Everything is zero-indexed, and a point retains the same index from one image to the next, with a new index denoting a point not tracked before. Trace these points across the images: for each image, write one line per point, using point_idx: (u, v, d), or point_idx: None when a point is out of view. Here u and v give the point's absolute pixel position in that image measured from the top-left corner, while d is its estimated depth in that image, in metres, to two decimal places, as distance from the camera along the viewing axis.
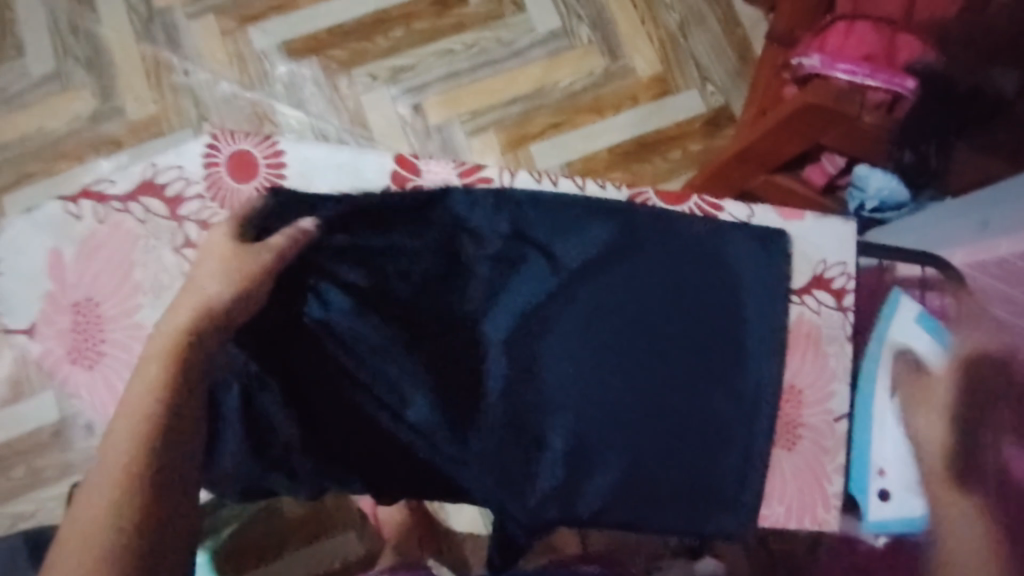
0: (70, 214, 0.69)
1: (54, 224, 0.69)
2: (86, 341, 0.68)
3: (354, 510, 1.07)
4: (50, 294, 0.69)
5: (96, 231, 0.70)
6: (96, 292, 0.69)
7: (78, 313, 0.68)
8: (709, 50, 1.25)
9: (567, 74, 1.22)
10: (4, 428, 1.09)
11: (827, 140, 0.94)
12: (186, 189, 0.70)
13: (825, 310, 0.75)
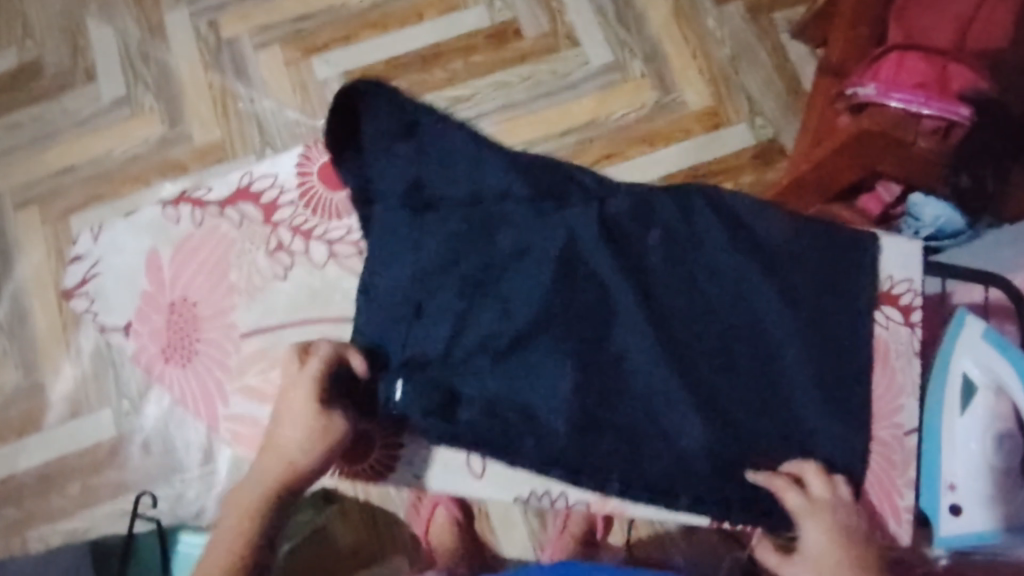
0: (168, 217, 0.90)
1: (154, 226, 0.90)
2: (181, 340, 0.87)
3: (406, 536, 1.09)
4: (148, 292, 0.89)
5: (192, 234, 0.89)
6: (191, 294, 0.88)
7: (175, 311, 0.88)
8: (761, 85, 1.29)
9: (620, 106, 1.27)
10: (60, 444, 1.10)
11: (880, 168, 0.96)
12: (279, 195, 0.89)
13: (892, 325, 0.82)
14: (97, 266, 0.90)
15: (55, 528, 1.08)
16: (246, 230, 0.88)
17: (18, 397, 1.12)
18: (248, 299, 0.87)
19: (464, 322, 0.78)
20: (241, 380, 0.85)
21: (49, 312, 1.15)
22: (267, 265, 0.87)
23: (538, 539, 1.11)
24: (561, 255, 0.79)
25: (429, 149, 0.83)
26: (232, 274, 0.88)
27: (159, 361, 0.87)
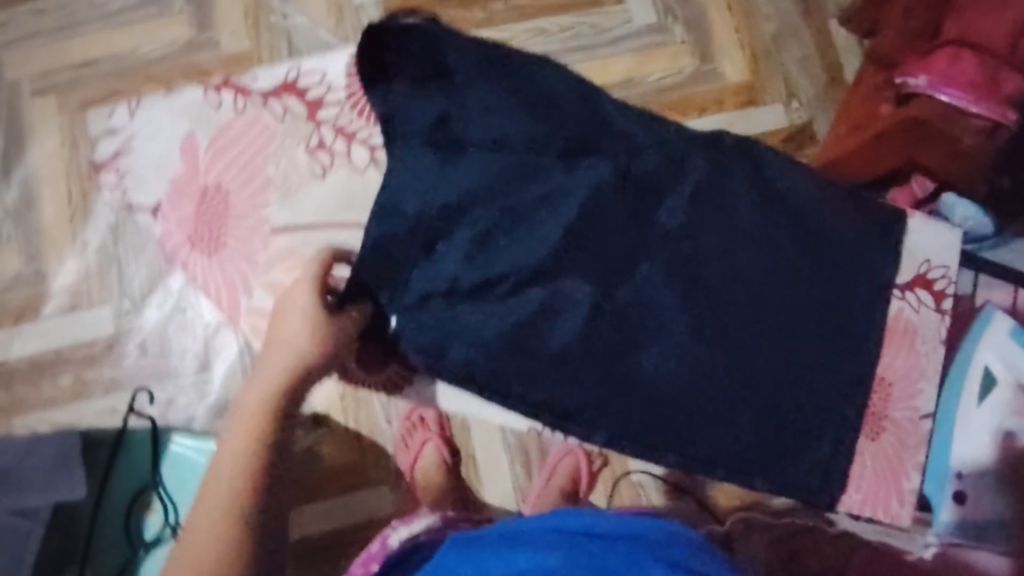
0: (208, 103, 1.12)
1: (189, 114, 1.12)
2: (206, 225, 1.07)
3: (390, 466, 1.10)
4: (178, 175, 1.10)
5: (231, 119, 1.10)
6: (223, 179, 1.07)
7: (206, 193, 1.08)
8: (800, 66, 1.26)
9: (658, 68, 1.24)
10: (58, 335, 1.09)
11: (921, 160, 0.96)
12: (325, 95, 1.09)
13: (923, 309, 0.88)
14: (131, 139, 1.12)
15: (43, 417, 1.07)
16: (290, 124, 1.08)
17: (19, 282, 1.11)
18: (278, 194, 1.04)
19: (485, 248, 0.75)
20: (268, 275, 1.02)
21: (58, 201, 1.13)
22: (305, 161, 1.04)
23: (523, 488, 1.09)
24: (592, 200, 0.77)
25: (468, 89, 0.74)
26: (268, 169, 1.05)
27: (182, 246, 1.09)
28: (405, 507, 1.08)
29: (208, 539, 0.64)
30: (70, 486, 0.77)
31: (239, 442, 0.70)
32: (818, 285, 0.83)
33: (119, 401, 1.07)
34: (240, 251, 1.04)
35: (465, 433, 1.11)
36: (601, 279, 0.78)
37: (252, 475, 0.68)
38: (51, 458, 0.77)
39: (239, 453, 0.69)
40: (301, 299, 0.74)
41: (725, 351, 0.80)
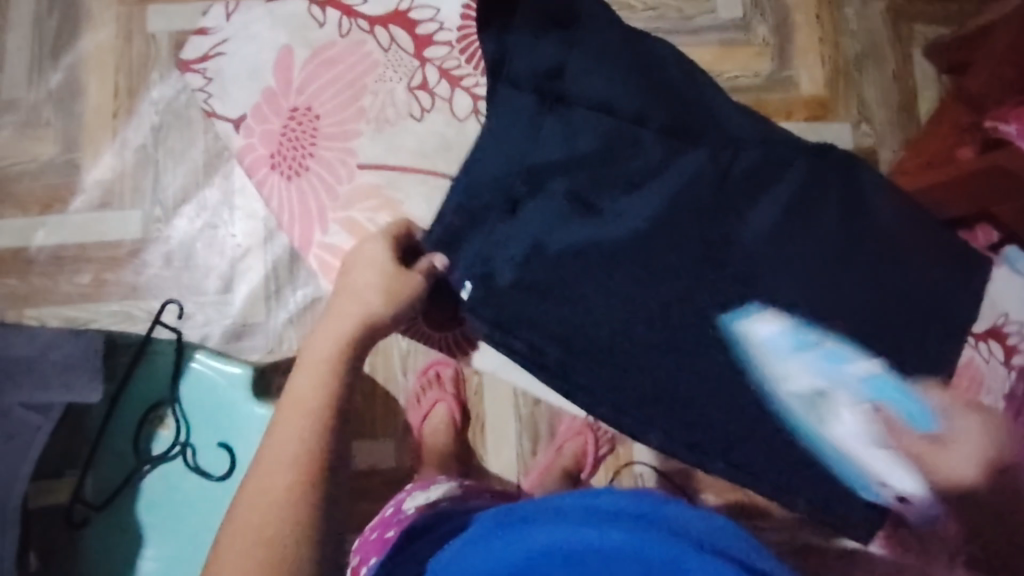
0: (313, 20, 1.08)
1: (291, 25, 1.08)
2: (292, 148, 1.06)
3: (398, 419, 1.08)
4: (270, 91, 1.07)
5: (333, 42, 1.07)
6: (315, 105, 1.06)
7: (294, 116, 1.06)
8: (877, 92, 1.21)
9: (734, 67, 1.20)
10: (83, 230, 1.06)
11: (997, 210, 0.89)
12: (434, 34, 1.06)
13: (993, 362, 0.80)
14: (227, 39, 1.08)
15: (56, 311, 1.05)
16: (392, 55, 1.07)
17: (50, 169, 1.07)
18: (372, 128, 1.05)
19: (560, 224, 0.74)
20: (345, 212, 1.03)
21: (103, 93, 1.09)
22: (404, 100, 1.06)
23: (526, 463, 1.08)
24: (683, 192, 0.75)
25: (578, 55, 0.78)
26: (363, 100, 1.06)
27: (264, 166, 1.06)
28: (406, 464, 1.07)
29: (285, 471, 0.55)
30: (85, 388, 0.74)
31: (315, 376, 0.63)
32: (906, 315, 0.77)
33: (136, 307, 1.05)
34: (319, 187, 1.04)
35: (477, 397, 1.10)
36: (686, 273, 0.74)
37: (331, 409, 0.60)
38: (71, 357, 0.74)
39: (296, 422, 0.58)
40: (375, 250, 0.74)
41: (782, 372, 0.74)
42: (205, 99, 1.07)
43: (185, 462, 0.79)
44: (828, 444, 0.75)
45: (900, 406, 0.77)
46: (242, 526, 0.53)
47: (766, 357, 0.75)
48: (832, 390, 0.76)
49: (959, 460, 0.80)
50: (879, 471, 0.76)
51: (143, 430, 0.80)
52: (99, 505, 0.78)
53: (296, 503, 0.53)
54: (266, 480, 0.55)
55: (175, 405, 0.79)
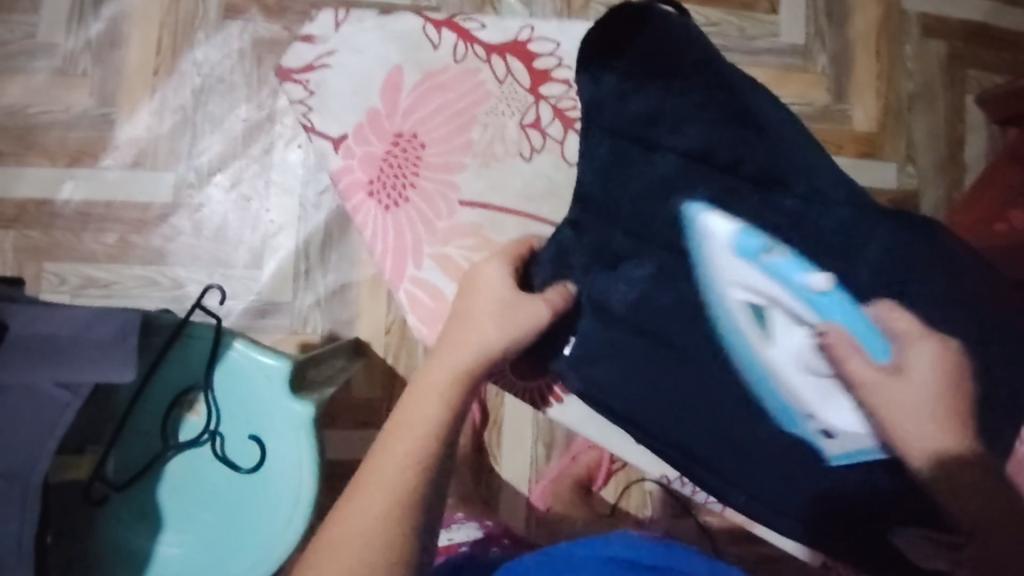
0: (428, 38, 0.86)
1: (403, 40, 0.86)
2: (392, 177, 0.82)
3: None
4: (374, 112, 0.85)
5: (446, 68, 0.85)
6: (424, 136, 0.83)
7: (396, 143, 0.83)
8: (926, 134, 1.20)
9: (788, 93, 1.18)
10: (111, 188, 1.03)
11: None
12: (553, 71, 0.85)
13: None
14: (332, 55, 0.87)
15: (77, 269, 1.01)
16: (507, 89, 0.85)
17: (83, 122, 1.03)
18: (478, 166, 0.84)
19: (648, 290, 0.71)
20: (439, 249, 0.81)
21: (144, 48, 1.05)
22: (515, 138, 0.84)
23: (538, 468, 1.06)
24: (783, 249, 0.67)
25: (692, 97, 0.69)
26: (473, 134, 0.84)
27: (360, 195, 0.83)
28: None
29: (401, 476, 0.50)
30: (119, 369, 0.71)
31: (430, 404, 0.55)
32: None
33: (160, 273, 1.02)
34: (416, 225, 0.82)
35: (498, 398, 1.06)
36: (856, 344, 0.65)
37: (441, 447, 0.52)
38: (107, 336, 0.72)
39: (444, 388, 0.56)
40: (494, 277, 0.64)
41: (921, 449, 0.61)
42: (303, 113, 0.85)
43: (212, 450, 0.78)
44: (745, 352, 0.69)
45: (849, 324, 0.65)
46: (376, 471, 0.50)
47: (716, 262, 0.69)
48: (772, 307, 0.68)
49: (908, 397, 0.62)
50: (807, 399, 0.68)
51: (172, 414, 0.78)
52: (120, 484, 0.77)
53: (396, 549, 0.47)
54: (410, 430, 0.53)
55: (206, 391, 0.77)
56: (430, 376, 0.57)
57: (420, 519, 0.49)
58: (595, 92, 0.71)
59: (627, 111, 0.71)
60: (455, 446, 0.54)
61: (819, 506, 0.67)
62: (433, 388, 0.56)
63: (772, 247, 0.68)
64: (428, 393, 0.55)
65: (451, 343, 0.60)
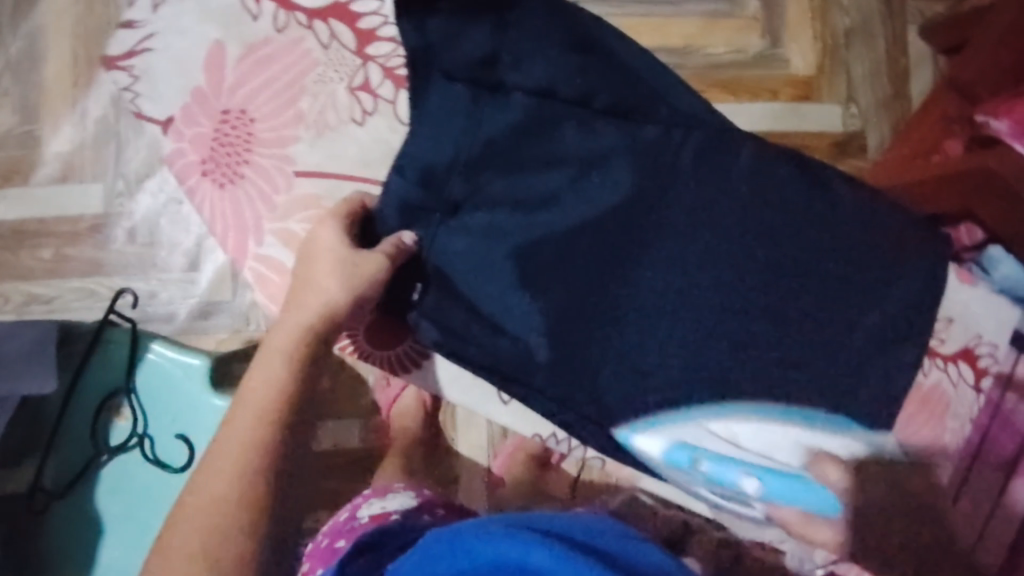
0: (248, 13, 0.83)
1: (226, 19, 0.83)
2: (228, 157, 0.81)
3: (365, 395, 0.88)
4: (202, 91, 0.82)
5: (270, 39, 0.82)
6: (251, 108, 0.82)
7: (223, 122, 0.82)
8: (867, 72, 1.08)
9: (719, 41, 1.06)
10: (40, 205, 0.99)
11: (980, 213, 0.72)
12: (379, 33, 0.82)
13: (961, 386, 0.63)
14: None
15: (16, 288, 0.98)
16: (332, 55, 0.82)
17: (8, 141, 1.00)
18: (312, 136, 0.82)
19: (502, 239, 0.58)
20: (281, 222, 0.80)
21: (62, 61, 1.01)
22: (346, 103, 0.82)
23: (495, 444, 0.87)
24: (636, 186, 0.58)
25: (521, 36, 0.59)
26: (302, 102, 0.82)
27: (193, 175, 0.82)
28: (374, 445, 0.86)
29: (243, 447, 0.52)
30: (40, 379, 0.72)
31: (274, 368, 0.56)
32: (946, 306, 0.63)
33: (99, 284, 0.98)
34: (251, 202, 0.81)
35: None
36: (756, 294, 0.58)
37: (293, 407, 0.54)
38: (21, 347, 0.72)
39: (278, 353, 0.56)
40: (329, 237, 0.59)
41: (790, 383, 0.59)
42: (130, 99, 0.82)
43: (143, 453, 0.78)
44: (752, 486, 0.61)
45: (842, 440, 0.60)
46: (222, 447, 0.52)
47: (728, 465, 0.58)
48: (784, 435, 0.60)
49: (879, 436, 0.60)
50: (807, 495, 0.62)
51: (100, 418, 0.78)
52: (60, 491, 0.77)
53: (245, 519, 0.49)
54: (252, 401, 0.54)
55: (130, 394, 0.78)
56: (273, 341, 0.58)
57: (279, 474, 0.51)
58: (422, 41, 0.59)
59: (463, 52, 0.59)
60: (303, 404, 0.55)
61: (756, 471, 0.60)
62: (269, 357, 0.57)
63: (702, 462, 0.54)
64: (267, 361, 0.56)
65: (291, 306, 0.59)
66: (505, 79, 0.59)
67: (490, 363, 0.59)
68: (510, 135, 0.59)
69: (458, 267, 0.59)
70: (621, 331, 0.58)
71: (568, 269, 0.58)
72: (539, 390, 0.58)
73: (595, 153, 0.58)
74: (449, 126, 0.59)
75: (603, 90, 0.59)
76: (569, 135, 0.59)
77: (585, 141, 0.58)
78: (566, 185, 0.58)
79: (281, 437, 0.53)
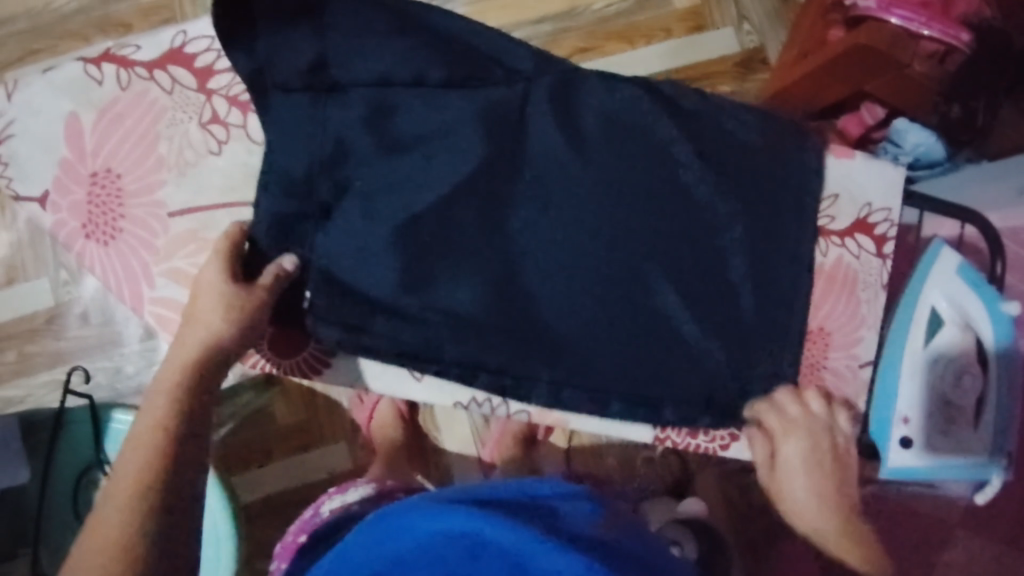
0: (91, 77, 0.66)
1: (73, 86, 0.66)
2: (103, 214, 0.65)
3: (340, 415, 0.83)
4: (67, 161, 0.65)
5: (118, 97, 0.65)
6: (114, 163, 0.65)
7: (94, 184, 0.65)
8: None
9: None
10: None
11: (870, 88, 0.74)
12: (217, 62, 0.66)
13: (864, 256, 0.67)
14: (11, 126, 0.65)
15: None
16: (179, 98, 0.66)
17: None
18: (179, 176, 0.65)
19: (390, 221, 0.60)
20: None
21: None
22: (201, 140, 0.66)
23: (481, 434, 0.83)
24: (493, 151, 0.61)
25: (344, 29, 0.60)
26: (161, 146, 0.65)
27: (77, 241, 0.64)
28: (364, 459, 0.82)
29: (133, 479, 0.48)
30: (14, 469, 0.79)
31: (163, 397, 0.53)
32: (831, 184, 0.67)
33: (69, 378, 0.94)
34: (141, 255, 0.65)
35: None
36: (636, 218, 0.61)
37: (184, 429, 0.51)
38: None
39: (168, 385, 0.54)
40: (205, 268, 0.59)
41: (683, 298, 0.62)
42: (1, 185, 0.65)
43: None
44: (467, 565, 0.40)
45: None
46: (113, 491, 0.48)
47: (932, 278, 0.69)
48: None
49: None
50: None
51: (81, 495, 0.81)
52: None
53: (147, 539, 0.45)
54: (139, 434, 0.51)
55: (104, 466, 0.80)
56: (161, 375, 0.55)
57: (194, 500, 0.50)
58: (253, 60, 0.59)
59: (295, 61, 0.60)
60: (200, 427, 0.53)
61: (685, 387, 0.62)
62: (163, 387, 0.54)
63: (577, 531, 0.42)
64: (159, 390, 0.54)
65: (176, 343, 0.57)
66: (337, 78, 0.60)
67: (398, 347, 0.60)
68: (366, 128, 0.60)
69: (345, 260, 0.60)
70: (520, 282, 0.61)
71: (453, 240, 0.60)
72: (452, 359, 0.61)
73: (447, 133, 0.61)
74: (300, 136, 0.60)
75: (436, 66, 0.61)
76: (415, 115, 0.61)
77: (435, 118, 0.61)
78: (428, 163, 0.60)
79: (192, 466, 0.51)
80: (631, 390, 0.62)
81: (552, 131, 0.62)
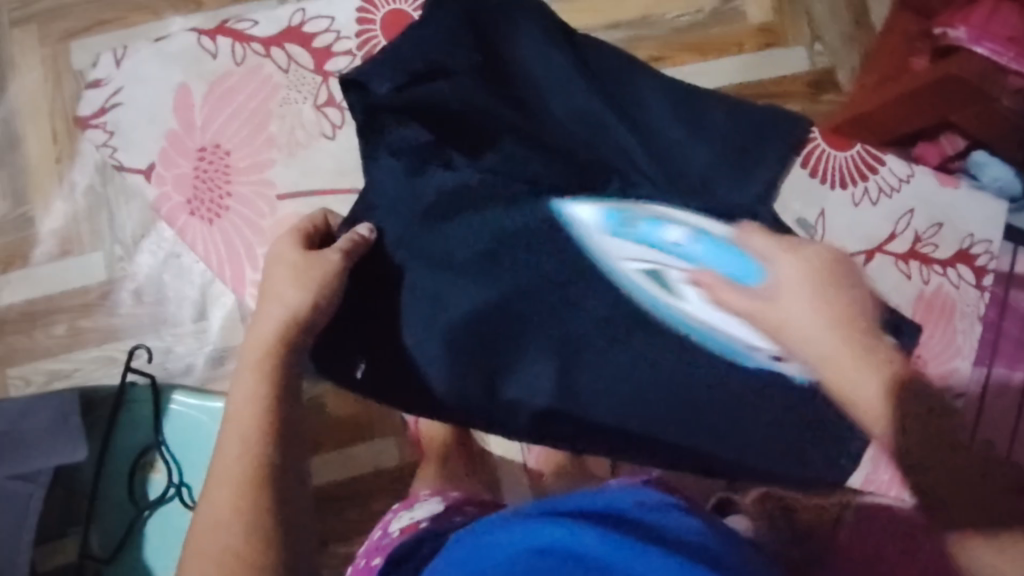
0: (206, 49, 0.75)
1: (188, 57, 0.75)
2: (211, 191, 0.73)
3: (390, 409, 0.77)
4: (175, 132, 0.74)
5: (230, 72, 0.75)
6: (223, 138, 0.74)
7: (202, 159, 0.74)
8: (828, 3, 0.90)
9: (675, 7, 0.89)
10: None
11: (954, 119, 0.65)
12: (335, 44, 0.75)
13: (963, 285, 0.67)
14: (117, 93, 0.75)
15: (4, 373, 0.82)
16: (296, 77, 0.75)
17: None
18: (287, 156, 0.74)
19: (488, 213, 0.58)
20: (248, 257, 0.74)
21: None
22: (313, 121, 0.74)
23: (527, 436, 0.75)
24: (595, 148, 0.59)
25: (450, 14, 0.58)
26: (273, 125, 0.74)
27: (180, 216, 0.74)
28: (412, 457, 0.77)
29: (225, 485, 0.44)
30: (69, 449, 0.67)
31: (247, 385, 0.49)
32: (932, 215, 0.68)
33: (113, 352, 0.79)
34: (245, 234, 0.74)
35: None
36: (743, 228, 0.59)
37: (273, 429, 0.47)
38: (45, 421, 0.68)
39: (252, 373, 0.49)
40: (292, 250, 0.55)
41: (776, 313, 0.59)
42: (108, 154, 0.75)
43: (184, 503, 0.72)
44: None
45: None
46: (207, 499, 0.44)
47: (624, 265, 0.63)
48: None
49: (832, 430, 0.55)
50: None
51: (135, 477, 0.73)
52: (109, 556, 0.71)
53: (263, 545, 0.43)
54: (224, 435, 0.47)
55: (161, 447, 0.73)
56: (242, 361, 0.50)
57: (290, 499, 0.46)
58: None
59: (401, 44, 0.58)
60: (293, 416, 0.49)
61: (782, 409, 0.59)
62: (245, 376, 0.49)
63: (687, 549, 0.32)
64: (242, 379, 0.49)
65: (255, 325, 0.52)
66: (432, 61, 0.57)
67: (488, 344, 0.58)
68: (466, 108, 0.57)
69: (434, 250, 0.57)
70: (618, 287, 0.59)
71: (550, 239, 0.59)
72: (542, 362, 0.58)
73: (548, 129, 0.59)
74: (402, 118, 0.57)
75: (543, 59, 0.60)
76: (515, 106, 0.59)
77: (537, 111, 0.59)
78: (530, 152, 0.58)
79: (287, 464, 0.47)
80: (727, 406, 0.59)
81: (657, 129, 0.60)
